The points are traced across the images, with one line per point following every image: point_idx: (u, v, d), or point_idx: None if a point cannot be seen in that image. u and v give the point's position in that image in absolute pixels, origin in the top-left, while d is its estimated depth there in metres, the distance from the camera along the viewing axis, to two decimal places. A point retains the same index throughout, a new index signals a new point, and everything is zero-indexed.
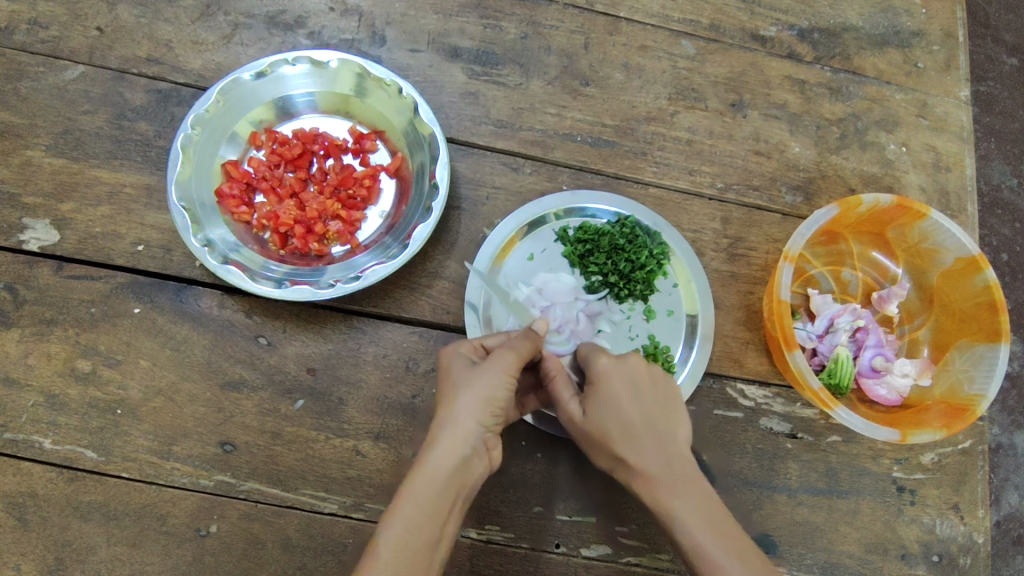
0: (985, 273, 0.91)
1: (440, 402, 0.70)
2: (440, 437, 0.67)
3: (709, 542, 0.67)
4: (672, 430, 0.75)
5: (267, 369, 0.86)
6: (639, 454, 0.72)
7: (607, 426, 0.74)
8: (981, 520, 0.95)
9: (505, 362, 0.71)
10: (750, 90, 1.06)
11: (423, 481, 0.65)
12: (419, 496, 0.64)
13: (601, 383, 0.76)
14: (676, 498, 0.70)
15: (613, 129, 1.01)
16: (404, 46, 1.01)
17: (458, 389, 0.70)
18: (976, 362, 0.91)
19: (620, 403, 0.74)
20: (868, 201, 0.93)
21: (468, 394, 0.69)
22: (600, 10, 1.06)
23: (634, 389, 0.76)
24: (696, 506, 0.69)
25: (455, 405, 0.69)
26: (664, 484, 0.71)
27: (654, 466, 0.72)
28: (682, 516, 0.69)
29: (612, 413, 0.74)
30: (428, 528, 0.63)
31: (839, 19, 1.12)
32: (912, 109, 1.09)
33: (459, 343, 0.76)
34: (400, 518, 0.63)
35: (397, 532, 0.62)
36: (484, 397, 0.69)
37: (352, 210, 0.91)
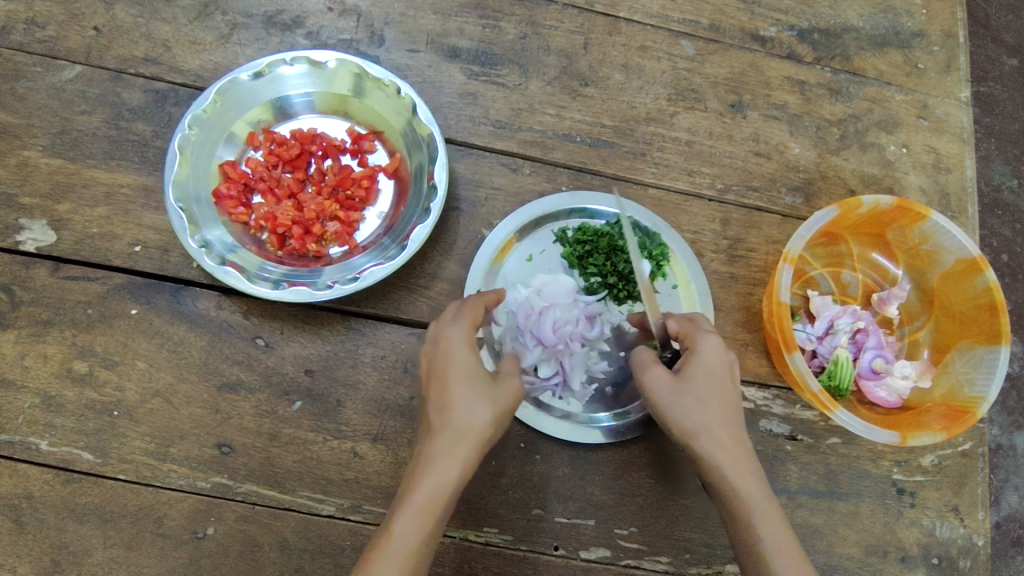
0: (985, 275, 0.91)
1: (444, 403, 0.69)
2: (459, 443, 0.67)
3: (780, 541, 0.69)
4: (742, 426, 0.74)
5: (265, 371, 0.86)
6: (727, 443, 0.71)
7: (696, 408, 0.72)
8: (981, 522, 0.95)
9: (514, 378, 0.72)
10: (750, 91, 1.05)
11: (440, 492, 0.65)
12: (431, 504, 0.64)
13: (699, 360, 0.73)
14: (756, 493, 0.70)
15: (612, 130, 1.01)
16: (402, 46, 1.00)
17: (475, 396, 0.69)
18: (976, 364, 0.91)
19: (716, 385, 0.73)
20: (868, 202, 0.92)
21: (483, 405, 0.68)
22: (599, 10, 1.05)
23: (729, 375, 0.74)
24: (770, 503, 0.70)
25: (470, 414, 0.68)
26: (747, 476, 0.71)
27: (737, 460, 0.71)
28: (760, 513, 0.69)
29: (708, 397, 0.72)
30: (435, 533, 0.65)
31: (839, 19, 1.12)
32: (912, 110, 1.09)
33: (461, 332, 0.73)
34: (413, 524, 0.63)
35: (412, 538, 0.63)
36: (501, 415, 0.69)
37: (350, 211, 0.91)
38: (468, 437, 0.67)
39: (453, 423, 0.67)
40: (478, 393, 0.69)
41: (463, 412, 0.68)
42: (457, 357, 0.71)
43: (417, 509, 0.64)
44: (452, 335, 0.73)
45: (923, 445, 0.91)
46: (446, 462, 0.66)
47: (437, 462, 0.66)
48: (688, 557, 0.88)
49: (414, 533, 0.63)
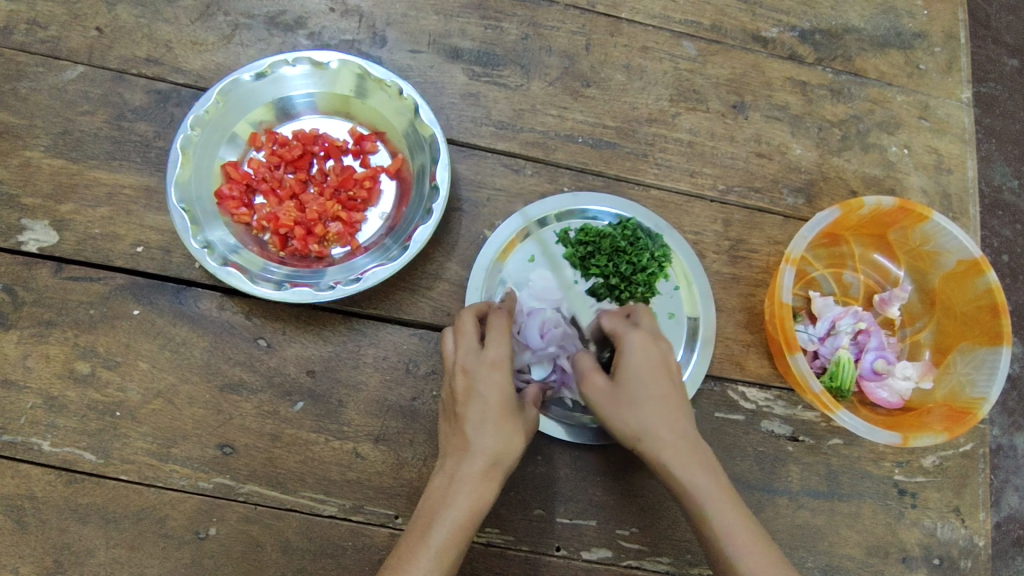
0: (987, 275, 0.91)
1: (485, 424, 0.70)
2: (497, 469, 0.70)
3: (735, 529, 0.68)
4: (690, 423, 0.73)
5: (267, 372, 0.86)
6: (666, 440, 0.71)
7: (631, 410, 0.72)
8: (982, 523, 0.95)
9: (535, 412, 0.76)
10: (751, 92, 1.05)
11: (475, 515, 0.68)
12: (467, 525, 0.67)
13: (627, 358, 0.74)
14: (708, 485, 0.69)
15: (614, 131, 1.01)
16: (404, 47, 1.00)
17: (513, 425, 0.72)
18: (977, 365, 0.91)
19: (648, 380, 0.73)
20: (871, 203, 0.92)
21: (519, 432, 0.72)
22: (601, 11, 1.05)
23: (664, 368, 0.74)
24: (723, 493, 0.70)
25: (509, 440, 0.71)
26: (699, 472, 0.70)
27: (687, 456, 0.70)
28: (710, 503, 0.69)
29: (638, 394, 0.72)
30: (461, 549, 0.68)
31: (841, 20, 1.12)
32: (914, 110, 1.09)
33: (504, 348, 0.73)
34: (451, 542, 0.66)
35: (448, 552, 0.65)
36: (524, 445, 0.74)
37: (352, 211, 0.91)
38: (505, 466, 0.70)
39: (496, 448, 0.70)
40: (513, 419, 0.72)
41: (505, 439, 0.70)
42: (500, 378, 0.72)
43: (458, 526, 0.66)
44: (501, 355, 0.73)
45: (924, 446, 0.91)
46: (485, 487, 0.69)
47: (480, 484, 0.68)
48: (689, 558, 0.88)
49: (453, 548, 0.66)
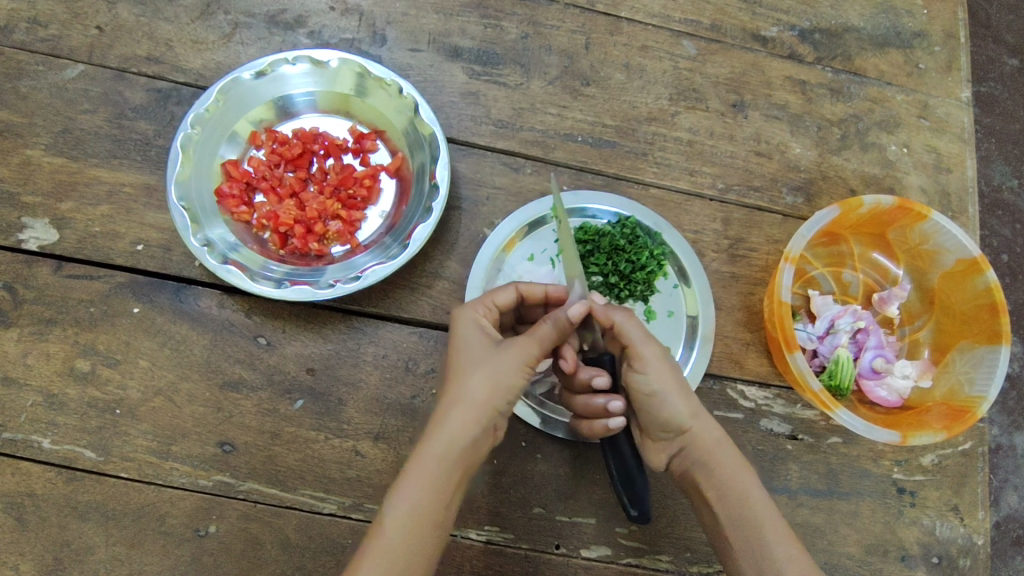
0: (986, 275, 0.91)
1: (450, 377, 0.72)
2: (454, 410, 0.69)
3: (773, 523, 0.72)
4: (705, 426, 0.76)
5: (266, 369, 0.86)
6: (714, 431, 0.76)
7: (681, 398, 0.75)
8: (981, 521, 0.95)
9: (522, 345, 0.71)
10: (750, 91, 1.06)
11: (433, 458, 0.67)
12: (425, 473, 0.66)
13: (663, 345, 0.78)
14: (730, 477, 0.74)
15: (614, 130, 1.01)
16: (404, 46, 1.01)
17: (473, 366, 0.71)
18: (976, 364, 0.91)
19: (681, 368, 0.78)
20: (869, 202, 0.92)
21: (479, 376, 0.70)
22: (601, 10, 1.06)
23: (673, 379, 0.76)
24: (750, 500, 0.73)
25: (466, 384, 0.70)
26: (721, 468, 0.75)
27: (713, 450, 0.75)
28: (751, 496, 0.73)
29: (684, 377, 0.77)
30: (433, 501, 0.66)
31: (840, 20, 1.12)
32: (912, 110, 1.10)
33: (474, 311, 0.76)
34: (413, 493, 0.65)
35: (404, 507, 0.65)
36: (498, 380, 0.70)
37: (352, 209, 0.91)
38: (463, 403, 0.69)
39: (461, 392, 0.69)
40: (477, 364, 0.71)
41: (464, 381, 0.70)
42: (464, 332, 0.74)
43: (414, 479, 0.66)
44: (463, 314, 0.76)
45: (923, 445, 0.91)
46: (446, 433, 0.68)
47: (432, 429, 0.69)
48: (689, 556, 0.88)
49: (409, 502, 0.65)
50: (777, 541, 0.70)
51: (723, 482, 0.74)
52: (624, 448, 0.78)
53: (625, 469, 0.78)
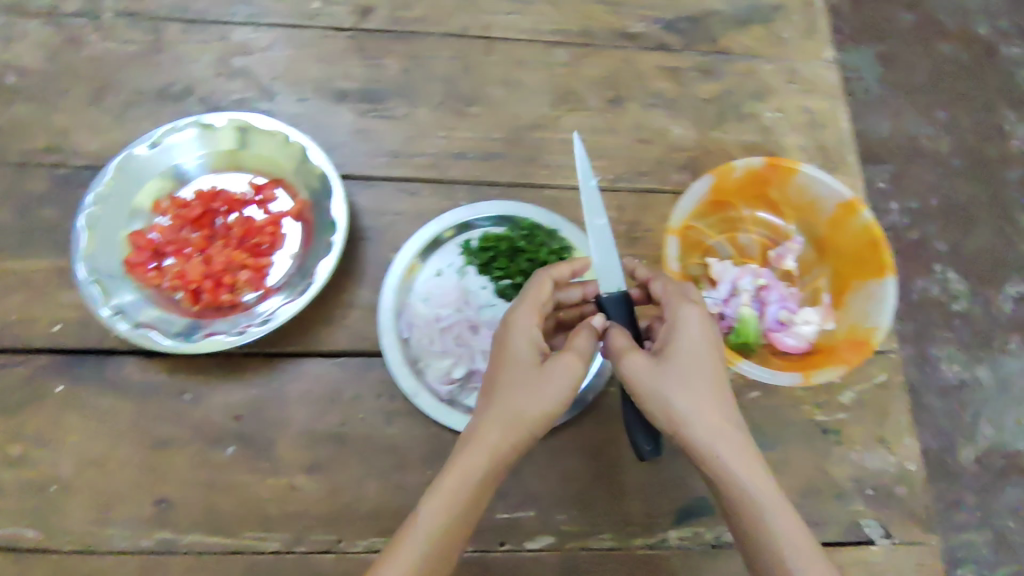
0: (862, 214, 0.96)
1: (495, 393, 0.72)
2: (483, 436, 0.69)
3: (795, 530, 0.67)
4: (717, 422, 0.70)
5: (195, 423, 0.89)
6: (718, 425, 0.70)
7: (681, 392, 0.71)
8: (909, 448, 0.99)
9: (572, 367, 0.72)
10: (626, 85, 1.12)
11: (464, 482, 0.68)
12: (453, 493, 0.67)
13: (675, 344, 0.74)
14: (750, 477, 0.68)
15: (502, 142, 1.07)
16: (292, 97, 1.06)
17: (518, 386, 0.72)
18: (870, 299, 0.96)
19: (697, 363, 0.73)
20: (740, 165, 0.98)
21: (523, 396, 0.71)
22: (475, 34, 1.13)
23: (687, 371, 0.73)
24: (769, 500, 0.68)
25: (510, 403, 0.70)
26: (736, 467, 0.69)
27: (728, 447, 0.69)
28: (765, 500, 0.68)
29: (688, 376, 0.72)
30: (465, 522, 0.68)
31: (701, 6, 1.20)
32: (782, 77, 1.17)
33: (529, 319, 0.76)
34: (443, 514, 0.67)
35: (435, 525, 0.66)
36: (547, 404, 0.70)
37: (259, 257, 0.94)
38: (497, 425, 0.70)
39: (505, 414, 0.70)
40: (525, 383, 0.72)
41: (507, 403, 0.71)
42: (515, 346, 0.75)
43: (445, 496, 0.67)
44: (521, 323, 0.76)
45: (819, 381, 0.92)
46: (479, 457, 0.69)
47: (468, 449, 0.69)
48: (631, 530, 0.90)
49: (438, 519, 0.67)
50: (796, 550, 0.67)
51: (730, 488, 0.69)
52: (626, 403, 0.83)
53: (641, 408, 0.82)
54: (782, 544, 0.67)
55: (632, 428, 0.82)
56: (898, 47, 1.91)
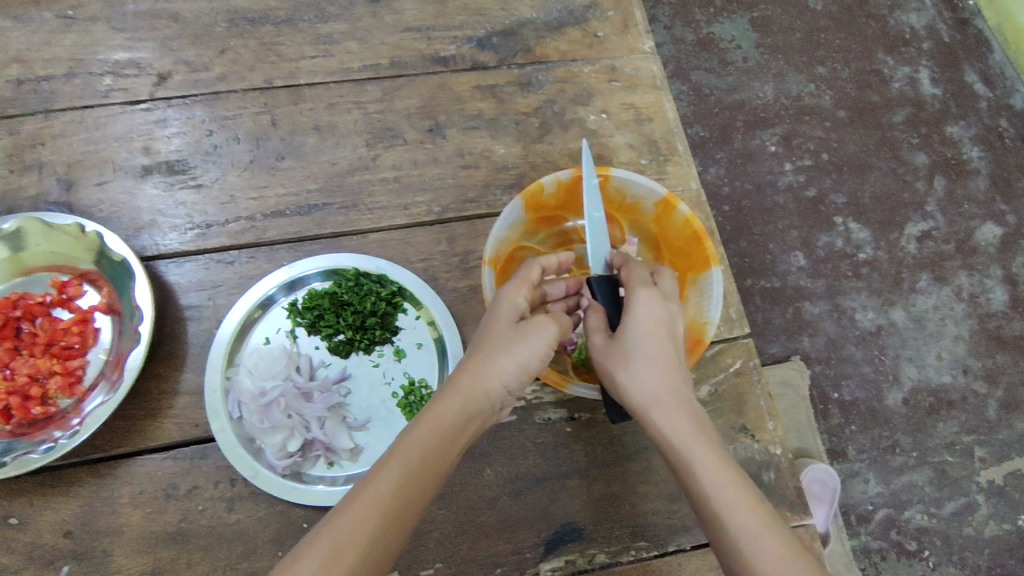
0: (679, 209, 0.94)
1: (476, 351, 0.77)
2: (428, 418, 0.71)
3: (736, 491, 0.69)
4: (675, 391, 0.76)
5: (23, 549, 0.84)
6: (665, 397, 0.75)
7: (658, 361, 0.77)
8: (773, 432, 0.97)
9: (544, 329, 0.77)
10: (443, 111, 1.10)
11: (400, 465, 0.67)
12: (385, 476, 0.67)
13: (628, 322, 0.79)
14: (696, 447, 0.72)
15: (320, 192, 1.03)
16: (92, 181, 1.01)
17: (500, 351, 0.75)
18: (702, 292, 0.94)
19: (653, 340, 0.78)
20: (548, 183, 0.93)
21: (505, 357, 0.75)
22: (280, 84, 1.09)
23: (640, 347, 0.77)
24: (721, 463, 0.71)
25: (489, 372, 0.74)
26: (692, 434, 0.73)
27: (684, 415, 0.75)
28: (700, 461, 0.71)
29: (645, 352, 0.77)
30: (401, 508, 0.66)
31: (513, 18, 1.19)
32: (602, 76, 1.16)
33: (515, 289, 0.80)
34: (375, 501, 0.65)
35: (369, 506, 0.65)
36: (513, 367, 0.75)
37: (70, 359, 0.90)
38: (453, 396, 0.73)
39: (466, 387, 0.73)
40: (504, 349, 0.76)
41: (480, 375, 0.74)
42: (501, 309, 0.79)
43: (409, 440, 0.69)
44: (506, 292, 0.80)
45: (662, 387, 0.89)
46: (419, 438, 0.70)
47: (406, 436, 0.70)
48: (500, 572, 0.87)
49: (418, 443, 0.69)
50: (741, 508, 0.68)
51: (682, 457, 0.72)
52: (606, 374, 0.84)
53: None
54: (723, 505, 0.69)
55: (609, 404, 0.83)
56: (771, 10, 2.05)
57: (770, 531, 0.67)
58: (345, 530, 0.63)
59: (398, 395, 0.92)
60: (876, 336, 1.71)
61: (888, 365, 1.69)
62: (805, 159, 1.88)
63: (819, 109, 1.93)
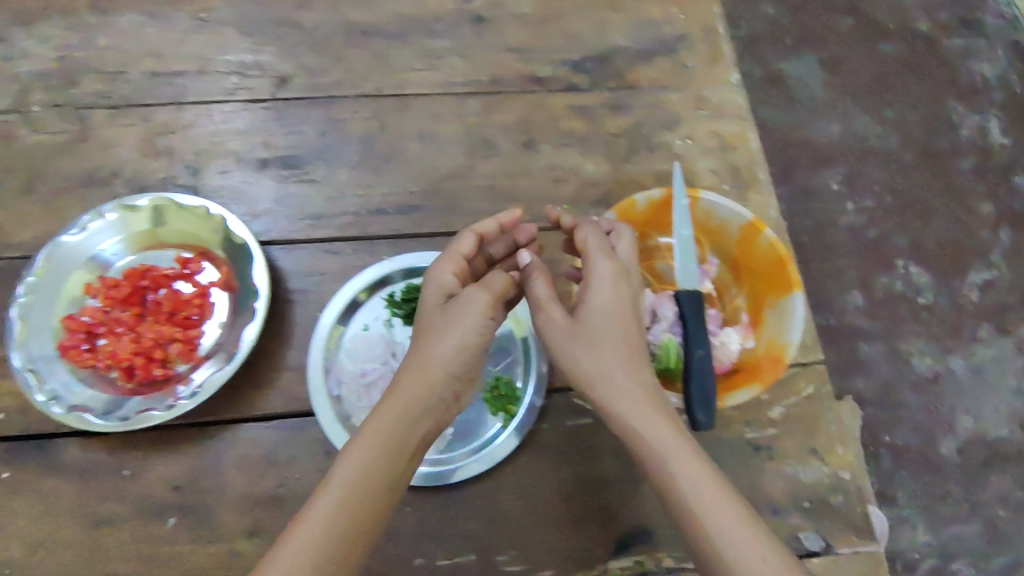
0: (765, 233, 1.01)
1: (420, 340, 0.86)
2: (386, 407, 0.81)
3: (694, 476, 0.74)
4: (633, 383, 0.81)
5: (136, 498, 0.91)
6: (625, 386, 0.80)
7: (609, 344, 0.83)
8: (842, 457, 1.01)
9: (474, 300, 0.86)
10: (537, 127, 1.17)
11: (362, 450, 0.77)
12: (354, 459, 0.76)
13: (589, 303, 0.86)
14: (659, 433, 0.77)
15: (420, 194, 1.11)
16: (216, 170, 1.10)
17: (441, 331, 0.85)
18: (783, 315, 0.98)
19: (606, 321, 0.84)
20: (642, 199, 1.01)
21: (445, 337, 0.84)
22: (389, 93, 1.17)
23: (583, 322, 0.85)
24: (680, 448, 0.76)
25: (433, 351, 0.84)
26: (651, 421, 0.78)
27: (639, 399, 0.80)
28: (676, 460, 0.75)
29: (598, 335, 0.84)
30: (366, 491, 0.75)
31: (606, 44, 1.25)
32: (689, 104, 1.21)
33: (444, 267, 0.90)
34: (347, 487, 0.74)
35: (341, 490, 0.74)
36: (456, 344, 0.84)
37: (189, 329, 0.98)
38: (400, 392, 0.81)
39: (435, 370, 0.83)
40: (439, 332, 0.85)
41: (422, 371, 0.83)
42: (435, 285, 0.89)
43: (365, 443, 0.77)
44: (434, 270, 0.90)
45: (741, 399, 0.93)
46: (382, 422, 0.79)
47: (371, 424, 0.79)
48: (572, 565, 0.91)
49: (381, 429, 0.78)
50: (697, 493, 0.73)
51: (639, 442, 0.78)
52: (692, 378, 0.88)
53: (703, 384, 0.88)
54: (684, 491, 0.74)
55: (692, 400, 0.87)
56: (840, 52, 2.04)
57: (724, 517, 0.71)
58: (320, 510, 0.72)
59: (485, 388, 0.98)
60: (933, 383, 1.66)
61: (944, 412, 1.65)
62: (870, 198, 1.86)
63: (886, 151, 1.92)
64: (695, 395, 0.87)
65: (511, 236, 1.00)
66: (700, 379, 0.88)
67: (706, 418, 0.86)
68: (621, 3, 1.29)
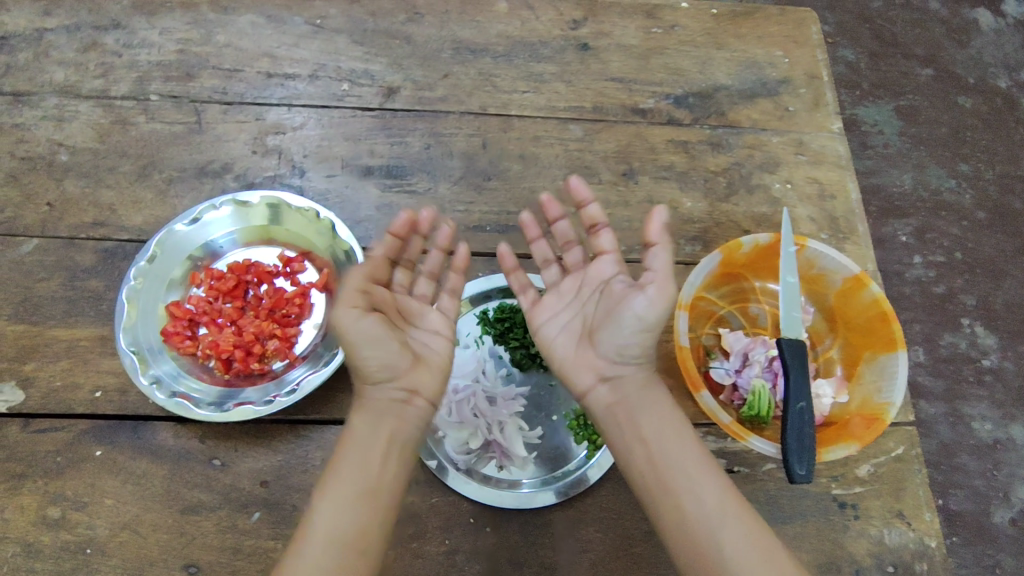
0: (871, 288, 0.99)
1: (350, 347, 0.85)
2: (359, 417, 0.85)
3: (699, 475, 0.81)
4: (637, 394, 0.89)
5: (223, 489, 0.92)
6: (618, 401, 0.88)
7: (632, 334, 0.85)
8: (929, 523, 0.98)
9: (345, 316, 0.81)
10: (637, 158, 1.17)
11: (350, 457, 0.81)
12: (343, 471, 0.80)
13: (645, 299, 0.82)
14: (666, 446, 0.84)
15: (518, 215, 1.12)
16: (322, 173, 1.13)
17: (356, 344, 0.82)
18: (881, 373, 0.97)
19: (638, 320, 0.83)
20: (748, 242, 1.01)
21: (365, 351, 0.83)
22: (493, 112, 1.19)
23: (629, 312, 0.84)
24: (686, 458, 0.83)
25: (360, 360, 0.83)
26: (661, 432, 0.85)
27: (652, 402, 0.88)
28: (681, 470, 0.82)
29: (624, 321, 0.84)
30: (366, 491, 0.79)
31: (710, 81, 1.25)
32: (790, 148, 1.20)
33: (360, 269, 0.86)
34: (344, 496, 0.78)
35: (332, 505, 0.77)
36: (382, 359, 0.83)
37: (287, 327, 1.00)
38: (362, 410, 0.85)
39: (375, 398, 0.85)
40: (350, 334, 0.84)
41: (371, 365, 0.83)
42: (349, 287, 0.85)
43: (336, 479, 0.79)
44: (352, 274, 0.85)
45: (837, 454, 0.91)
46: (360, 433, 0.83)
47: (351, 436, 0.83)
48: None
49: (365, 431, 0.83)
50: (699, 495, 0.80)
51: (648, 450, 0.84)
52: (789, 425, 0.87)
53: (801, 432, 0.86)
54: (686, 497, 0.80)
55: (790, 451, 0.86)
56: (917, 101, 1.91)
57: (722, 518, 0.78)
58: (324, 523, 0.76)
59: (569, 415, 0.98)
60: (989, 450, 1.56)
61: (1000, 480, 1.54)
62: (938, 255, 1.74)
63: (958, 207, 1.80)
64: (793, 444, 0.86)
65: (417, 236, 0.97)
66: (799, 430, 0.86)
67: (801, 469, 0.85)
68: (727, 41, 1.29)
